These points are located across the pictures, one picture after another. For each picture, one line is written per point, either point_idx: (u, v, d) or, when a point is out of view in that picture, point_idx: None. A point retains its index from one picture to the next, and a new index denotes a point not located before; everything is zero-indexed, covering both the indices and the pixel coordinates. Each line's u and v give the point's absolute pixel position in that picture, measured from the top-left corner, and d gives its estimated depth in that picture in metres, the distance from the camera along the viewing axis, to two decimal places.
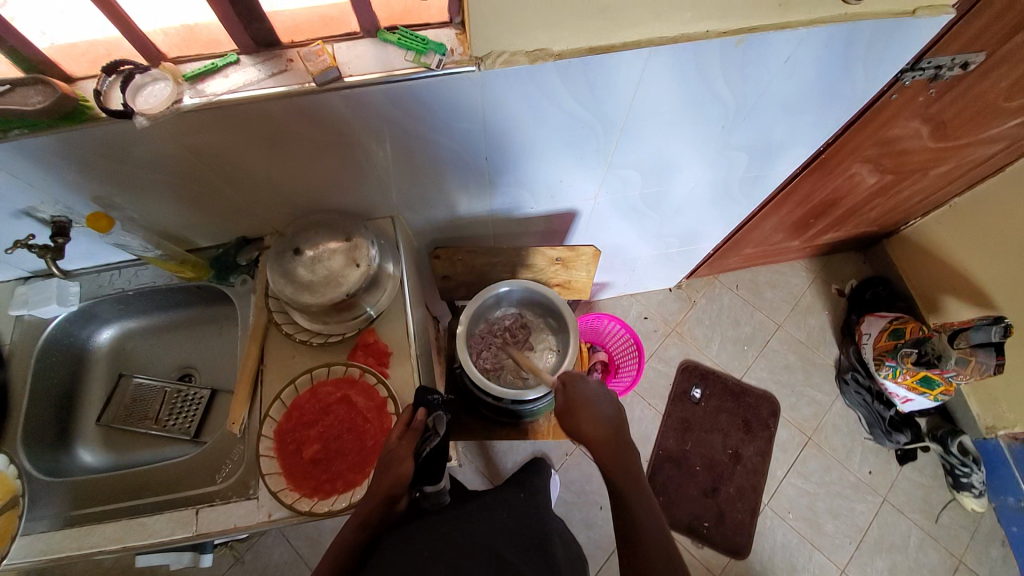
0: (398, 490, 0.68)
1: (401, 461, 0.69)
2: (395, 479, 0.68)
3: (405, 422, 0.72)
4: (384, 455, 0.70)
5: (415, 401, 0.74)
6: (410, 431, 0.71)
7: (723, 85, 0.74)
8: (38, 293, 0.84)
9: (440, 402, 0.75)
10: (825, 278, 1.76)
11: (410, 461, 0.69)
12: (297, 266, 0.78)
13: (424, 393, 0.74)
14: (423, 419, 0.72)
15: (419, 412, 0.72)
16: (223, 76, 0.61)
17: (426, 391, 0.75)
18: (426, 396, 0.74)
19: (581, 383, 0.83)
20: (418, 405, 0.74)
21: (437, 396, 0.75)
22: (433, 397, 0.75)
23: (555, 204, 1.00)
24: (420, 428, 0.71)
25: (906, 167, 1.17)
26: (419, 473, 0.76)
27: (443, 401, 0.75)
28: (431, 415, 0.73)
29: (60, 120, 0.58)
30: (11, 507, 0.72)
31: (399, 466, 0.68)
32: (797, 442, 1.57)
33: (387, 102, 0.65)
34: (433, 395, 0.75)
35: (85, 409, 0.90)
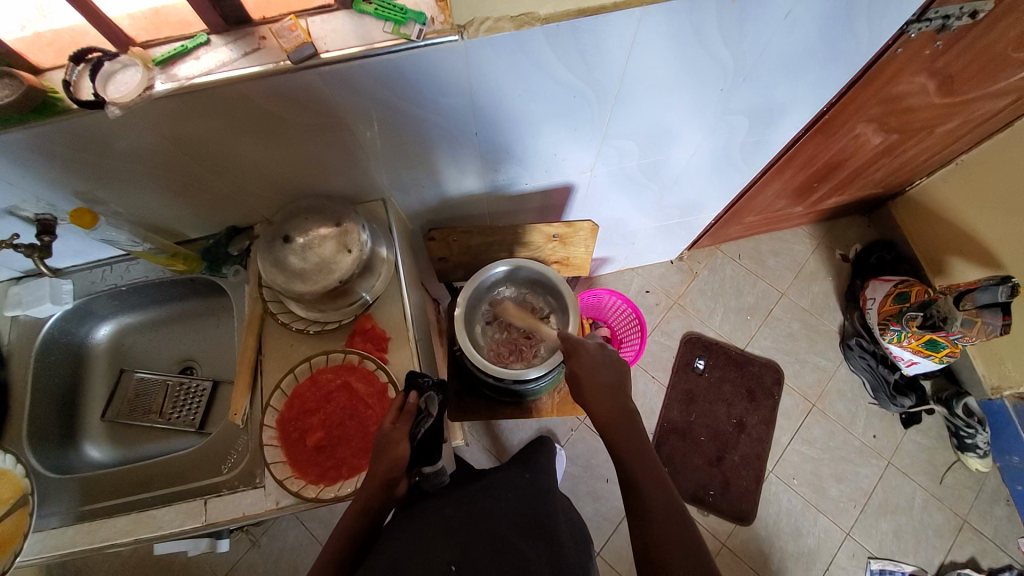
0: (397, 473, 0.68)
1: (397, 444, 0.68)
2: (391, 462, 0.67)
3: (397, 406, 0.71)
4: (379, 439, 0.69)
5: (406, 385, 0.75)
6: (404, 414, 0.70)
7: (720, 46, 0.70)
8: (31, 293, 0.83)
9: (431, 382, 0.75)
10: (829, 244, 1.74)
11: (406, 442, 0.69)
12: (288, 254, 0.75)
13: (414, 376, 0.74)
14: (416, 402, 0.71)
15: (411, 395, 0.72)
16: (194, 58, 0.58)
17: (416, 373, 0.75)
18: (417, 377, 0.74)
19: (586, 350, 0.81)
20: (409, 388, 0.74)
21: (427, 378, 0.76)
22: (424, 378, 0.75)
23: (551, 179, 0.97)
24: (413, 411, 0.71)
25: (911, 126, 1.13)
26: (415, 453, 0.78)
27: (434, 381, 0.75)
28: (423, 396, 0.73)
29: (29, 114, 0.56)
30: (22, 505, 0.72)
31: (394, 449, 0.68)
32: (801, 409, 1.58)
33: (370, 79, 0.62)
34: (423, 376, 0.76)
35: (89, 406, 0.91)
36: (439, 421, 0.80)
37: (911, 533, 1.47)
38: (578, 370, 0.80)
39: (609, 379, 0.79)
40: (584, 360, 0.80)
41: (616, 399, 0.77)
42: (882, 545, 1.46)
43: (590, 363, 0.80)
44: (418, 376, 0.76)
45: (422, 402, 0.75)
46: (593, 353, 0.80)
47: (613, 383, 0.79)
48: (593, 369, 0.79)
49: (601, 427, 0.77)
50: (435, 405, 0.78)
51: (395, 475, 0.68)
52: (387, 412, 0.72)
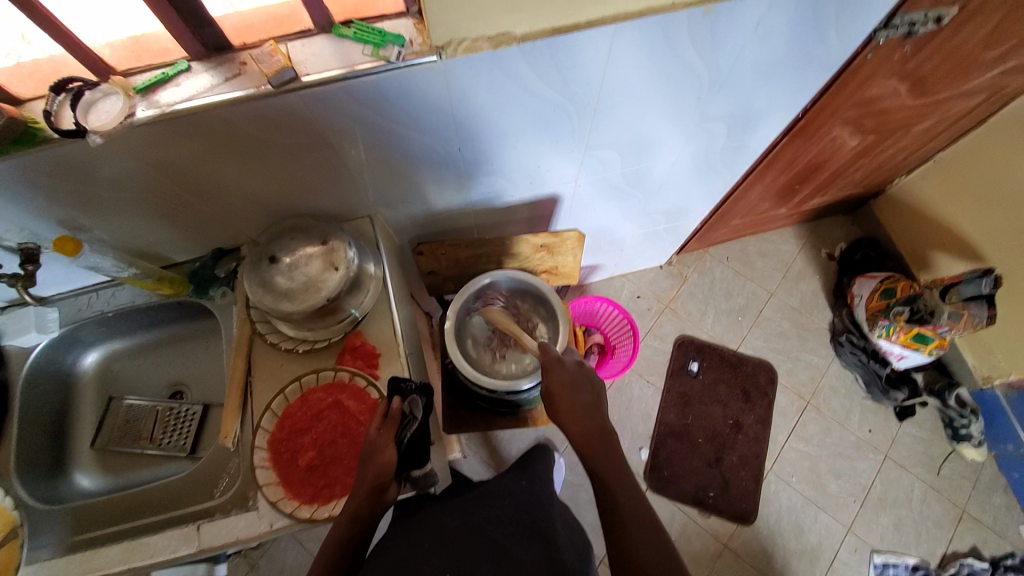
0: (385, 481, 0.68)
1: (383, 450, 0.68)
2: (377, 469, 0.67)
3: (381, 413, 0.72)
4: (365, 447, 0.69)
5: (389, 390, 0.74)
6: (388, 421, 0.71)
7: (694, 56, 0.72)
8: (17, 322, 0.83)
9: (414, 386, 0.75)
10: (816, 242, 1.76)
11: (391, 448, 0.69)
12: (275, 274, 0.75)
13: (397, 381, 0.74)
14: (399, 407, 0.72)
15: (395, 400, 0.72)
16: (176, 85, 0.59)
17: (399, 378, 0.75)
18: (399, 382, 0.74)
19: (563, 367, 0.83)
20: (393, 394, 0.74)
21: (411, 383, 0.75)
22: (407, 383, 0.75)
23: (536, 190, 0.98)
24: (397, 416, 0.71)
25: (888, 126, 1.15)
26: (403, 459, 0.75)
27: (416, 385, 0.75)
28: (406, 400, 0.73)
29: (11, 144, 0.56)
30: (12, 538, 0.73)
31: (380, 456, 0.68)
32: (796, 407, 1.59)
33: (351, 100, 0.63)
34: (406, 381, 0.75)
35: (79, 434, 0.90)
36: (426, 426, 0.77)
37: (911, 526, 1.47)
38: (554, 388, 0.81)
39: (585, 398, 0.79)
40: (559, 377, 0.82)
41: (590, 417, 0.77)
42: (883, 540, 1.46)
43: (565, 380, 0.81)
44: (401, 382, 0.75)
45: (405, 406, 0.74)
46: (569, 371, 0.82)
47: (587, 402, 0.79)
48: (568, 387, 0.81)
49: (580, 449, 0.77)
50: (420, 410, 0.75)
51: (384, 482, 0.67)
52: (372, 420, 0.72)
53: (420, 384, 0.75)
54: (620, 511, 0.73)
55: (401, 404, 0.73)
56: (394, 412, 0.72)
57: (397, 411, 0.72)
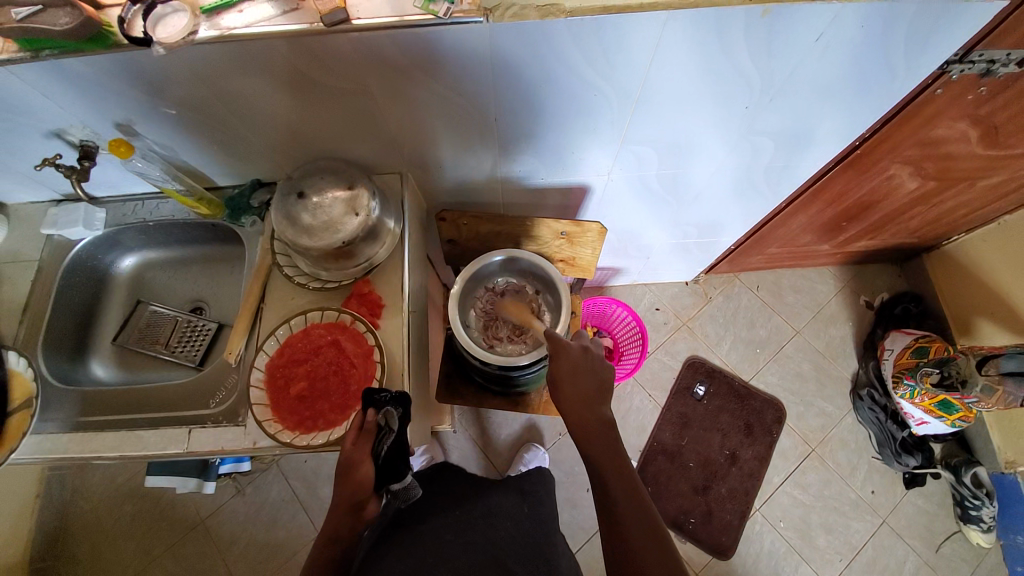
0: (361, 497, 0.68)
1: (360, 465, 0.67)
2: (354, 486, 0.67)
3: (357, 425, 0.70)
4: (341, 461, 0.68)
5: (364, 401, 0.72)
6: (363, 433, 0.69)
7: (748, 61, 0.70)
8: (67, 215, 0.89)
9: (388, 397, 0.72)
10: (854, 288, 1.68)
11: (367, 464, 0.68)
12: (301, 211, 0.75)
13: (371, 394, 0.71)
14: (374, 420, 0.70)
15: (369, 413, 0.70)
16: (238, 11, 0.61)
17: (374, 389, 0.72)
18: (373, 395, 0.71)
19: (568, 352, 0.78)
20: (367, 405, 0.71)
21: (385, 393, 0.72)
22: (381, 395, 0.72)
23: (567, 176, 0.98)
24: (371, 430, 0.69)
25: (952, 174, 1.09)
26: (382, 473, 0.73)
27: (391, 396, 0.72)
28: (381, 412, 0.71)
29: (85, 42, 0.60)
30: (25, 407, 0.78)
31: (357, 472, 0.67)
32: (799, 452, 1.53)
33: (396, 49, 0.64)
34: (381, 392, 0.72)
35: (104, 327, 0.96)
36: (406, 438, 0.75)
37: None
38: (559, 372, 0.78)
39: (588, 386, 0.76)
40: (565, 363, 0.78)
41: (590, 408, 0.76)
42: None
43: (571, 366, 0.78)
44: (376, 392, 0.72)
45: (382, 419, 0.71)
46: (574, 357, 0.78)
47: (592, 394, 0.76)
48: (571, 373, 0.77)
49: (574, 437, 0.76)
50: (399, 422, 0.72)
51: (361, 497, 0.68)
52: (348, 431, 0.71)
53: (395, 393, 0.72)
54: (600, 504, 0.74)
55: (376, 421, 0.70)
56: (370, 425, 0.70)
57: (372, 424, 0.70)
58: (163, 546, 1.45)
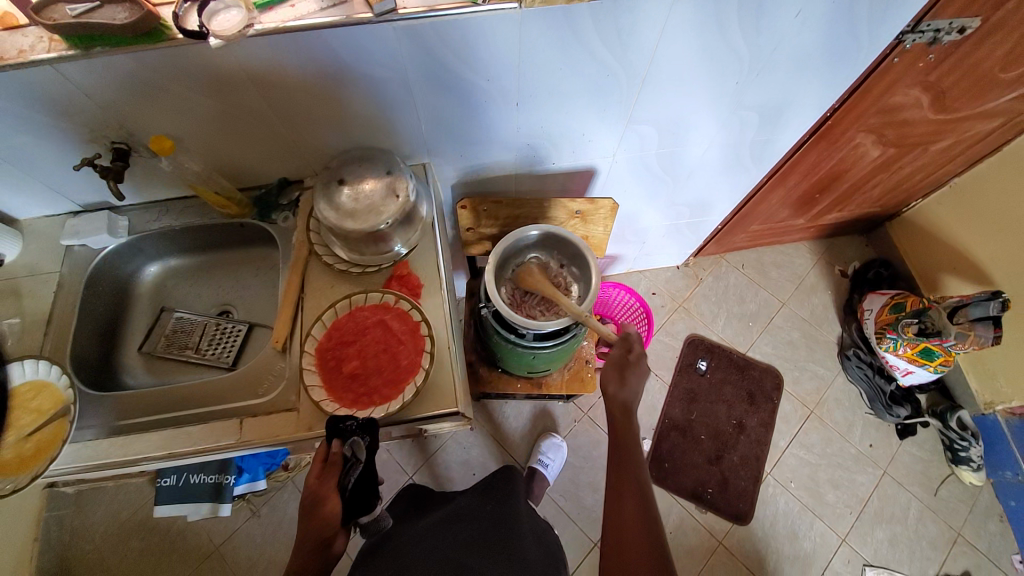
0: (329, 535, 0.68)
1: (325, 502, 0.69)
2: (319, 524, 0.68)
3: (320, 458, 0.71)
4: (307, 497, 0.69)
5: (329, 430, 0.72)
6: (329, 466, 0.70)
7: (740, 38, 0.79)
8: (89, 224, 0.89)
9: (354, 426, 0.71)
10: (829, 259, 1.82)
11: (335, 496, 0.70)
12: (341, 196, 0.80)
13: (335, 424, 0.71)
14: (339, 451, 0.71)
15: (333, 444, 0.71)
16: (289, 6, 0.66)
17: (338, 418, 0.72)
18: (338, 424, 0.71)
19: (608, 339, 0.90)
20: (332, 435, 0.71)
21: (352, 421, 0.72)
22: (346, 424, 0.71)
23: (576, 160, 1.05)
24: (336, 461, 0.70)
25: (908, 140, 1.23)
26: (350, 504, 0.74)
27: (357, 424, 0.71)
28: (347, 443, 0.71)
29: (141, 37, 0.63)
30: (63, 414, 0.77)
31: (323, 507, 0.68)
32: (799, 415, 1.62)
33: (435, 38, 0.70)
34: (347, 420, 0.72)
35: (129, 338, 0.95)
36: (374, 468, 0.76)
37: (906, 543, 1.48)
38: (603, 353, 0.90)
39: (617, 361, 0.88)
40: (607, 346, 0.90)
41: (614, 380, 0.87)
42: (878, 553, 1.47)
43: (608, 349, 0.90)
44: (342, 421, 0.72)
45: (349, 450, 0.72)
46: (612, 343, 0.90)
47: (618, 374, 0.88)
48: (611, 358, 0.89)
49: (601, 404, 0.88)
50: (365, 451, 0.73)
51: (327, 536, 0.68)
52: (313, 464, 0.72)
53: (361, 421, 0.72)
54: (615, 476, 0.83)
55: (340, 453, 0.71)
56: (335, 457, 0.70)
57: (338, 456, 0.71)
58: None
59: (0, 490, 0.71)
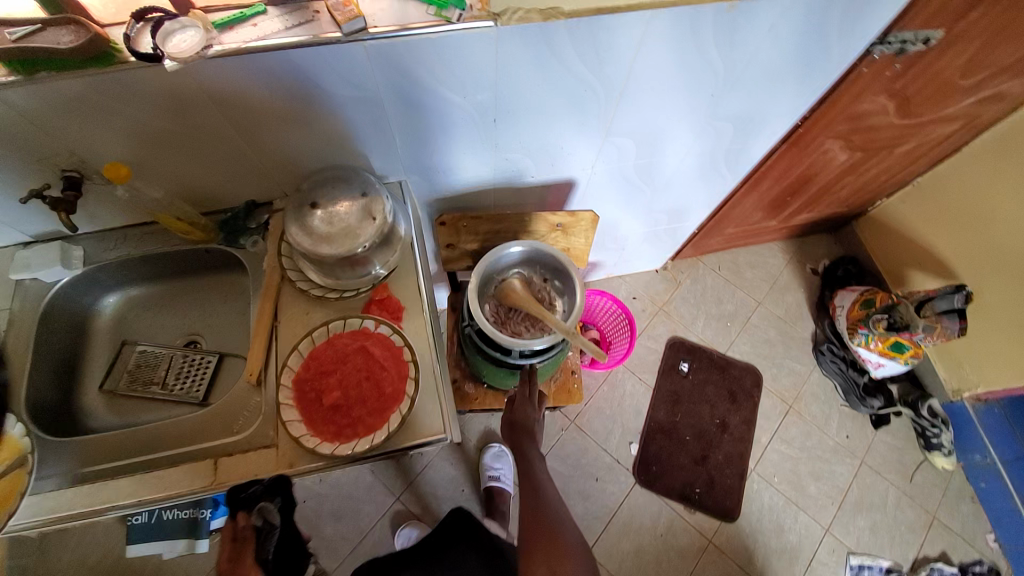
0: None
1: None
2: None
3: (230, 536, 0.76)
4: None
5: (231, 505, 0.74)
6: (240, 541, 0.76)
7: (716, 51, 0.80)
8: (41, 256, 0.83)
9: (260, 490, 0.74)
10: (800, 258, 1.87)
11: (255, 565, 0.76)
12: (313, 219, 0.76)
13: (237, 495, 0.74)
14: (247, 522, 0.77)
15: (241, 518, 0.76)
16: (252, 25, 0.63)
17: (240, 487, 0.74)
18: (240, 494, 0.74)
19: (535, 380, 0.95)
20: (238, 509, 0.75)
21: (255, 487, 0.74)
22: (249, 491, 0.74)
23: (556, 172, 1.04)
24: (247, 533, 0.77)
25: (874, 144, 1.27)
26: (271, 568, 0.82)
27: (261, 489, 0.74)
28: (255, 513, 0.77)
29: (90, 61, 0.59)
30: (19, 466, 0.71)
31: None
32: (780, 411, 1.65)
33: (409, 56, 0.68)
34: (247, 488, 0.74)
35: (88, 375, 0.89)
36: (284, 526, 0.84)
37: (886, 530, 1.53)
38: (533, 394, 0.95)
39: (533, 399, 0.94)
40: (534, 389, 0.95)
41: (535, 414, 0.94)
42: (859, 541, 1.51)
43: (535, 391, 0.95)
44: (244, 490, 0.75)
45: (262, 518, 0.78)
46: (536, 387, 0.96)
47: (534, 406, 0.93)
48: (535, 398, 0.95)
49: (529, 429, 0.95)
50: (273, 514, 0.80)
51: None
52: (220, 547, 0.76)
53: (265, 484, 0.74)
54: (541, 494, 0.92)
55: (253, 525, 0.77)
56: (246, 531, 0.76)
57: (250, 529, 0.77)
58: None
59: None
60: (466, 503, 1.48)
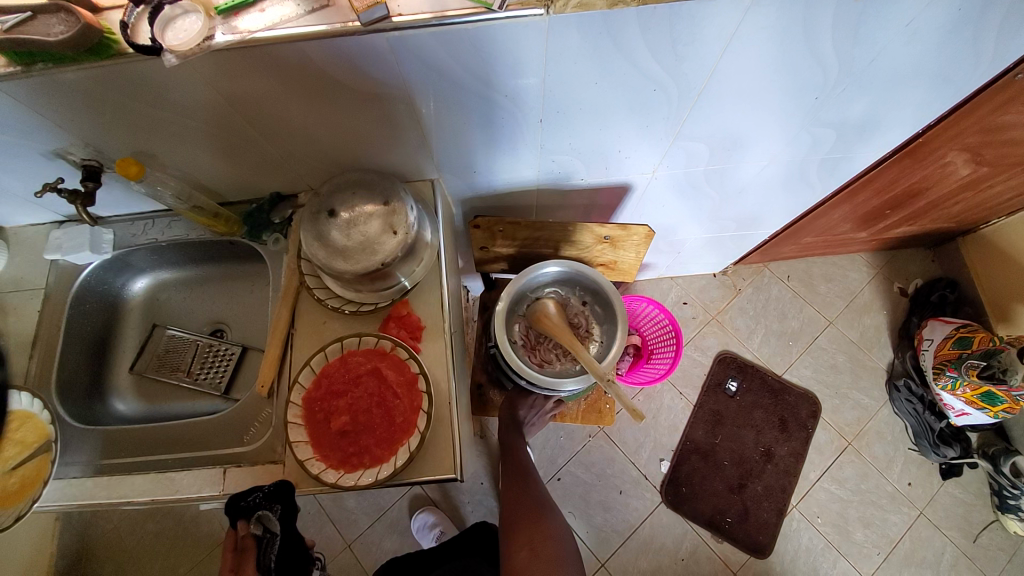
0: None
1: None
2: None
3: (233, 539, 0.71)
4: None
5: (231, 510, 0.69)
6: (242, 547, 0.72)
7: (830, 47, 0.62)
8: (71, 239, 0.82)
9: (260, 499, 0.68)
10: (888, 275, 1.62)
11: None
12: (331, 228, 0.70)
13: (237, 504, 0.68)
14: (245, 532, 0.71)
15: (241, 527, 0.71)
16: (259, 10, 0.54)
17: (242, 494, 0.69)
18: (240, 503, 0.68)
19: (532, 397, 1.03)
20: (238, 518, 0.70)
21: (256, 496, 0.69)
22: (249, 500, 0.68)
23: (608, 177, 0.91)
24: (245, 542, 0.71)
25: (1009, 159, 1.02)
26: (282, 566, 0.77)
27: (261, 497, 0.68)
28: (255, 522, 0.71)
29: (85, 54, 0.52)
30: (45, 451, 0.73)
31: None
32: (835, 446, 1.49)
33: (442, 51, 0.57)
34: (246, 498, 0.69)
35: (120, 358, 0.91)
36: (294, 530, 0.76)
37: None
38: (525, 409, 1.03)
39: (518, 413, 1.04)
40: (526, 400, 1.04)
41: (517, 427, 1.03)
42: None
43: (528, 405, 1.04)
44: (246, 497, 0.69)
45: (262, 526, 0.72)
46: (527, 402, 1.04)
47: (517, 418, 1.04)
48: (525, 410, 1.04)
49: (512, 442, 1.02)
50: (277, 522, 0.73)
51: None
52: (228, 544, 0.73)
53: (266, 492, 0.68)
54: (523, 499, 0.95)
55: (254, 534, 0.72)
56: (246, 539, 0.71)
57: (249, 537, 0.71)
58: (188, 564, 1.42)
59: None
60: (484, 496, 1.47)
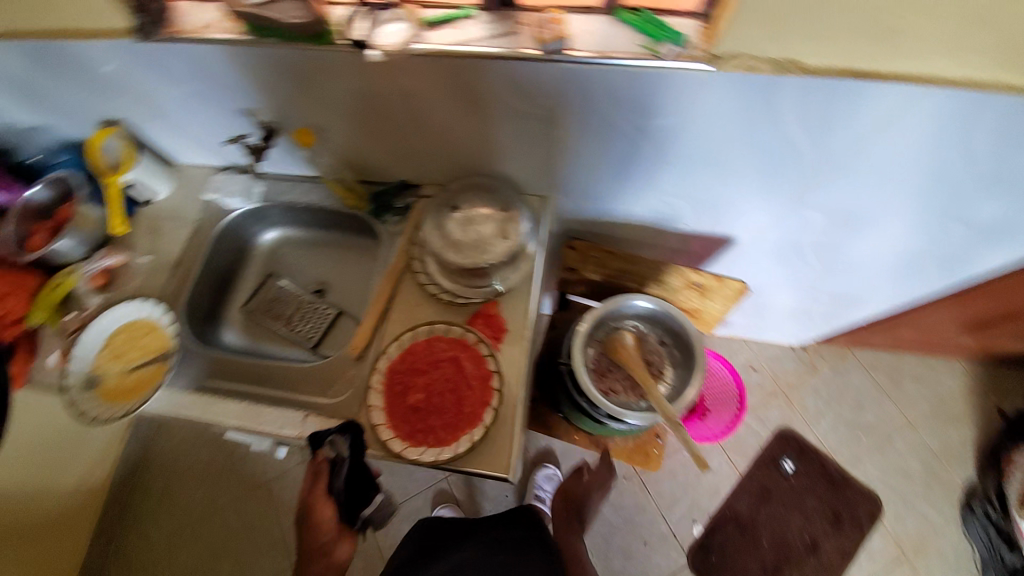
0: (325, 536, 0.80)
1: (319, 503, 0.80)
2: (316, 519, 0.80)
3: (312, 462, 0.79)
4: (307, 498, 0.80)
5: (311, 442, 0.76)
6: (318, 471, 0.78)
7: (985, 145, 0.62)
8: (231, 185, 0.98)
9: (332, 429, 0.75)
10: (989, 391, 1.48)
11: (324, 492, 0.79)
12: (452, 222, 0.79)
13: (314, 436, 0.76)
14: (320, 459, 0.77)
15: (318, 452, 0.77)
16: (454, 27, 0.62)
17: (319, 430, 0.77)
18: (316, 436, 0.76)
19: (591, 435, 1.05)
20: (316, 446, 0.76)
21: (330, 430, 0.76)
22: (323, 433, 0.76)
23: (715, 227, 0.90)
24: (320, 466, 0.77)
25: None
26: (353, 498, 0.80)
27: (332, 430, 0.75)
28: (330, 447, 0.76)
29: (310, 37, 0.63)
30: (162, 360, 0.85)
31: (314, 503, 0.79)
32: (893, 561, 1.36)
33: (597, 87, 0.62)
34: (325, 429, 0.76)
35: (236, 295, 1.02)
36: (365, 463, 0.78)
37: None
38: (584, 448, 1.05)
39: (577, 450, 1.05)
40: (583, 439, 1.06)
41: None
42: None
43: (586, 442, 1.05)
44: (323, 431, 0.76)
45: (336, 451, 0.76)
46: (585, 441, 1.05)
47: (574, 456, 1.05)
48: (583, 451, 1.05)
49: None
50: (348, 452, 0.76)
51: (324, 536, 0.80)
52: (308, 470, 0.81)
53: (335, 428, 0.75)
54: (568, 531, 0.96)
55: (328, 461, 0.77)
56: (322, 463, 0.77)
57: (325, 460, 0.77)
58: None
59: (113, 414, 0.82)
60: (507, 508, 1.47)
